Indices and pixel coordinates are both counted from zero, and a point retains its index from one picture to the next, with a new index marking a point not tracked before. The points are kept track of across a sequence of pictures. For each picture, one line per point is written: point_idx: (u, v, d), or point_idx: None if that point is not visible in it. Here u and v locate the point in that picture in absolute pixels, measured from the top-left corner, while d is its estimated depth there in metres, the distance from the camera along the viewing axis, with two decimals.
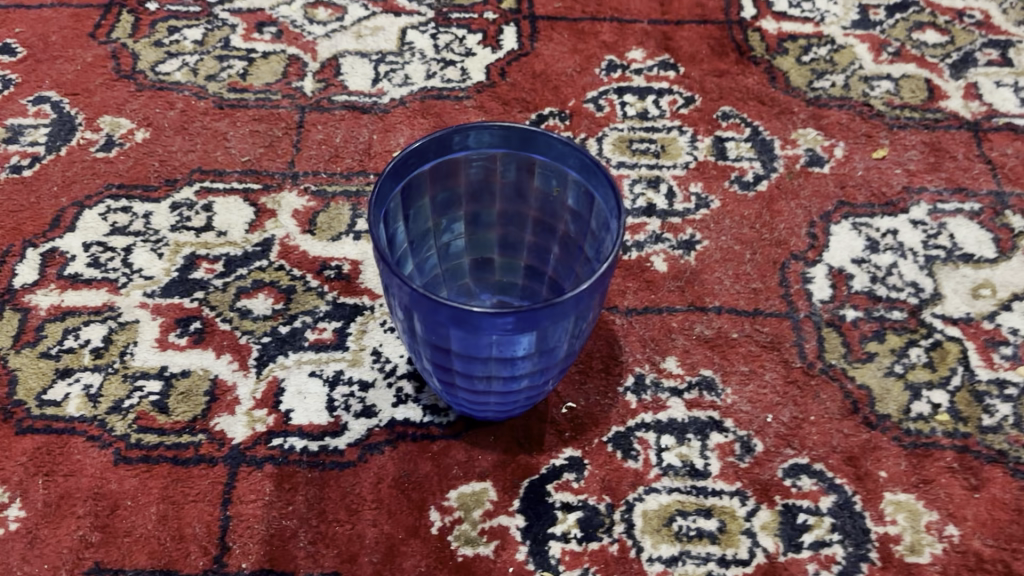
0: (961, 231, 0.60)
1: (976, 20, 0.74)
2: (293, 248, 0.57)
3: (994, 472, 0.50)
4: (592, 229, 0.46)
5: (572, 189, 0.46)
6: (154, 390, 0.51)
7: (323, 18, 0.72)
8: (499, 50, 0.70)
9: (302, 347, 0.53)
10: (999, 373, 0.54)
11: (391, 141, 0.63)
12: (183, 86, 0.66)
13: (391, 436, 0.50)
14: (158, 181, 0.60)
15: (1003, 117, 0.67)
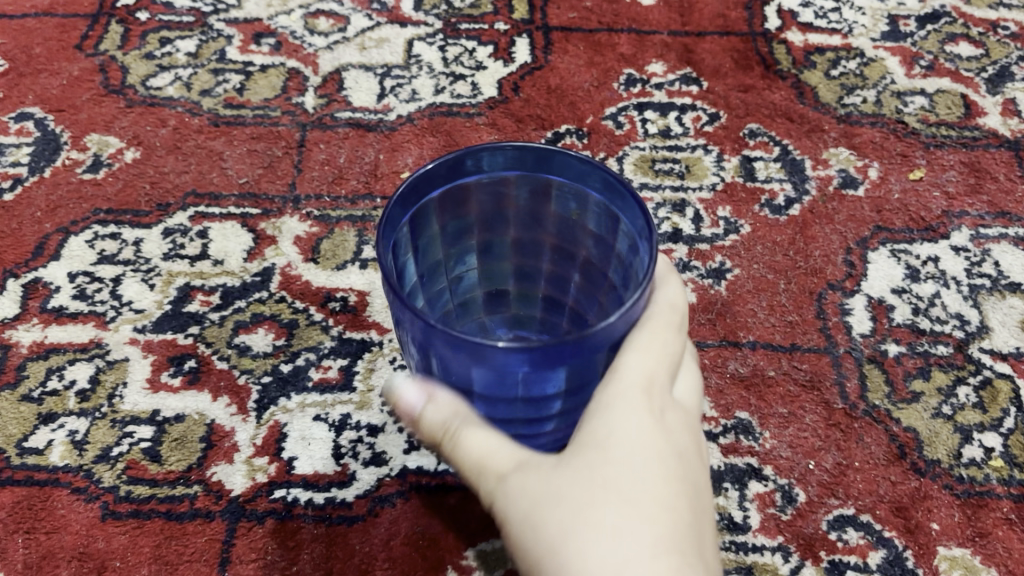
0: (1006, 259, 0.57)
1: (1011, 32, 0.70)
2: (295, 278, 0.53)
3: None
4: (619, 253, 0.37)
5: (598, 213, 0.37)
6: (145, 436, 0.47)
7: (325, 29, 0.68)
8: (511, 64, 0.66)
9: (305, 388, 0.49)
10: None
11: (398, 161, 0.59)
12: (176, 102, 0.62)
13: (403, 487, 0.46)
14: (149, 206, 0.56)
15: None
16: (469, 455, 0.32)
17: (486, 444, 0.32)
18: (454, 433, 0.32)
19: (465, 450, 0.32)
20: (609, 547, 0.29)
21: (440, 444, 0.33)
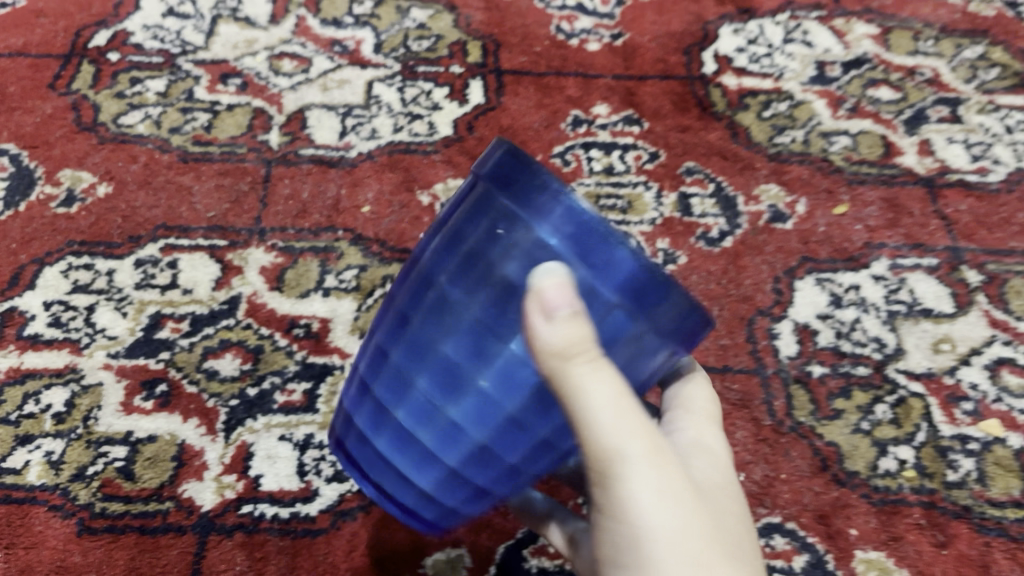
0: (920, 286, 0.62)
1: (927, 78, 0.76)
2: (261, 306, 0.57)
3: (961, 527, 0.51)
4: None
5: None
6: (119, 456, 0.50)
7: (289, 70, 0.71)
8: (466, 104, 0.70)
9: (271, 410, 0.52)
10: (961, 428, 0.55)
11: (359, 196, 0.63)
12: (147, 139, 0.65)
13: (363, 502, 0.49)
14: (121, 238, 0.59)
15: (956, 174, 0.69)
16: (590, 397, 0.28)
17: (633, 419, 0.29)
18: (583, 366, 0.27)
19: (615, 417, 0.28)
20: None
21: (556, 365, 0.27)
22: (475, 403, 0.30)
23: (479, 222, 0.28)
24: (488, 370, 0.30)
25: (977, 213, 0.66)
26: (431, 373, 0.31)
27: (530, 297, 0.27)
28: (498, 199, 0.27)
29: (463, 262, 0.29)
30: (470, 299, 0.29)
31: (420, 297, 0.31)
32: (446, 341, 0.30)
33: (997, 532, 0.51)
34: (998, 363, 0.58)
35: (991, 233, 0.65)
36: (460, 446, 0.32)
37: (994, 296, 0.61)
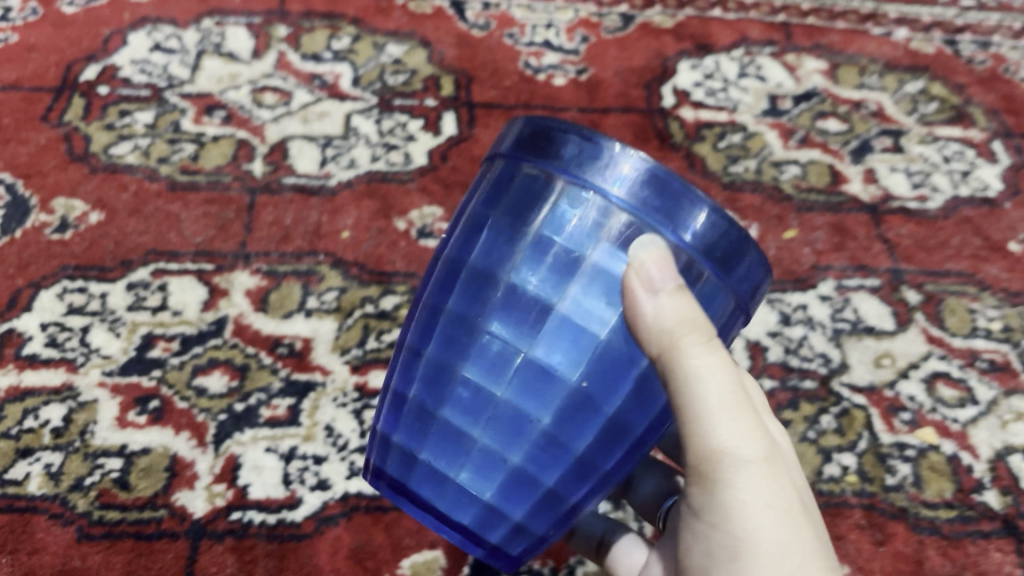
0: (864, 306, 0.66)
1: (872, 111, 0.81)
2: (246, 327, 0.60)
3: (897, 527, 0.55)
4: None
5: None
6: (115, 467, 0.53)
7: (271, 103, 0.75)
8: (439, 136, 0.74)
9: (257, 423, 0.56)
10: (899, 436, 0.60)
11: (339, 223, 0.66)
12: (136, 169, 0.68)
13: (345, 509, 0.53)
14: (113, 262, 0.62)
15: (898, 201, 0.74)
16: (701, 383, 0.32)
17: (742, 425, 0.34)
18: (694, 345, 0.31)
19: (726, 419, 0.33)
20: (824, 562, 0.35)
21: (667, 342, 0.31)
22: (572, 400, 0.32)
23: (553, 215, 0.31)
24: (584, 364, 0.31)
25: (917, 237, 0.71)
26: (518, 377, 0.32)
27: (630, 272, 0.30)
28: (569, 184, 0.30)
29: (536, 258, 0.31)
30: (556, 295, 0.31)
31: (489, 303, 0.32)
32: (532, 343, 0.31)
33: (930, 530, 0.56)
34: (934, 376, 0.63)
35: (929, 255, 0.70)
36: (557, 454, 0.33)
37: (931, 314, 0.66)
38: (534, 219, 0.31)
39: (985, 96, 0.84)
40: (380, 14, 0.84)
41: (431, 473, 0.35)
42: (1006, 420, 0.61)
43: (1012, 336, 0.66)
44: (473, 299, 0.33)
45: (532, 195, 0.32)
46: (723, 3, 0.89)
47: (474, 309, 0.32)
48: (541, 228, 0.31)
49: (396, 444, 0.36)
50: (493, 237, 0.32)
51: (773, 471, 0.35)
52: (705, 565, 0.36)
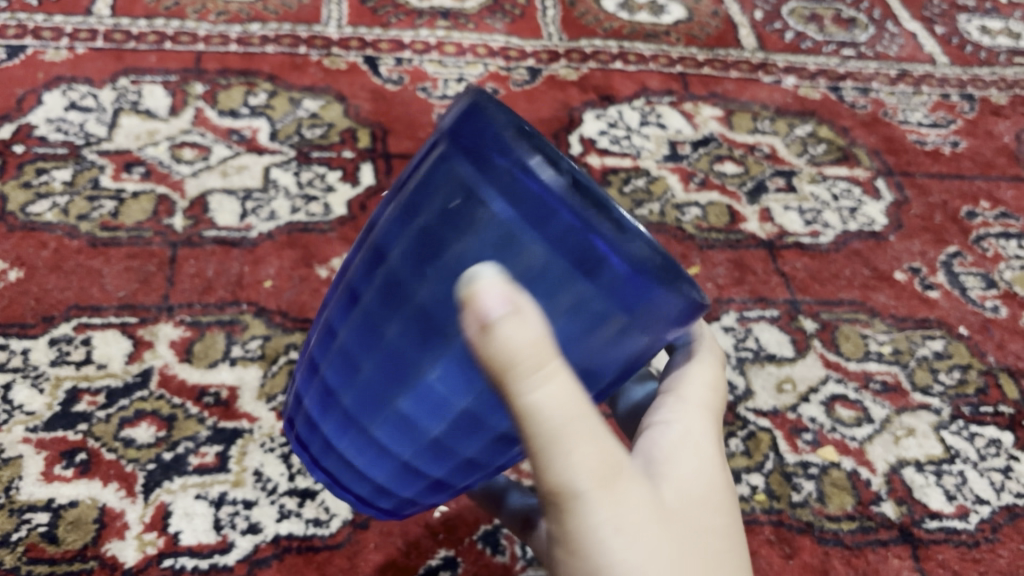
0: (765, 335, 0.70)
1: (765, 153, 0.86)
2: (172, 377, 0.61)
3: (804, 540, 0.59)
4: None
5: None
6: (43, 521, 0.54)
7: (189, 158, 0.76)
8: (357, 186, 0.76)
9: (186, 471, 0.57)
10: (803, 455, 0.63)
11: (260, 273, 0.68)
12: (55, 226, 0.69)
13: (277, 550, 0.54)
14: (34, 318, 0.63)
15: (792, 236, 0.78)
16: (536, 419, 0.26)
17: (589, 466, 0.28)
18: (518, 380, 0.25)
19: (569, 460, 0.27)
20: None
21: (499, 377, 0.25)
22: (427, 392, 0.28)
23: (428, 191, 0.25)
24: (437, 359, 0.27)
25: (811, 270, 0.76)
26: (379, 360, 0.29)
27: (461, 307, 0.24)
28: (454, 169, 0.24)
29: (416, 235, 0.26)
30: (421, 286, 0.26)
31: (365, 276, 0.28)
32: (388, 324, 0.27)
33: (834, 542, 0.59)
34: (832, 398, 0.67)
35: (823, 286, 0.75)
36: (414, 436, 0.29)
37: (827, 340, 0.71)
38: (425, 196, 0.26)
39: (867, 138, 0.90)
40: (295, 70, 0.86)
41: (313, 417, 0.33)
42: (898, 436, 0.66)
43: (901, 358, 0.71)
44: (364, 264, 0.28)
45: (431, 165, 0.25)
46: (624, 56, 0.95)
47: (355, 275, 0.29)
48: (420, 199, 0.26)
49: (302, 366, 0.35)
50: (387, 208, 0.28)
51: (612, 493, 0.29)
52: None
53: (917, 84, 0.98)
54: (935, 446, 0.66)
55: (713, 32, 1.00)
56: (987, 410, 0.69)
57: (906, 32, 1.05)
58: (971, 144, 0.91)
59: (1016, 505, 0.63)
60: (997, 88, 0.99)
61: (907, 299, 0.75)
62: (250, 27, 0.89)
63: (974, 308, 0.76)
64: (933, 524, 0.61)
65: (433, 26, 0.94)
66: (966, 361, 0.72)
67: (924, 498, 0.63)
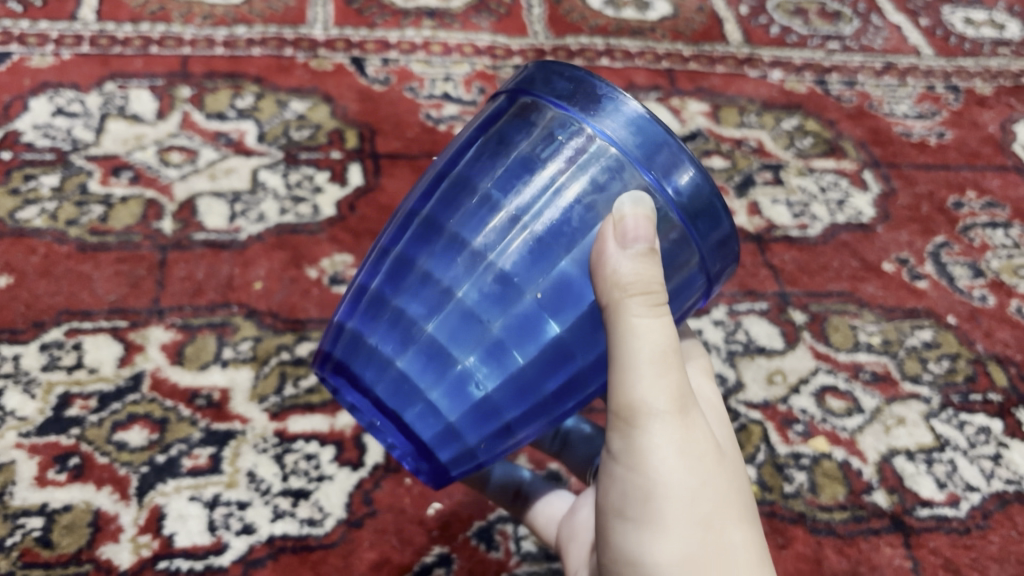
0: (754, 327, 0.70)
1: (752, 147, 0.87)
2: (163, 380, 0.61)
3: (797, 530, 0.59)
4: None
5: None
6: (37, 526, 0.54)
7: (177, 162, 0.76)
8: (346, 187, 0.76)
9: (179, 473, 0.57)
10: (794, 447, 0.63)
11: (250, 275, 0.68)
12: (44, 232, 0.69)
13: (272, 550, 0.54)
14: (24, 324, 0.63)
15: (780, 229, 0.79)
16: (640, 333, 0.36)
17: (661, 384, 0.38)
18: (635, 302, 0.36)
19: (651, 375, 0.37)
20: (721, 507, 0.39)
21: (617, 294, 0.36)
22: (529, 313, 0.36)
23: (531, 139, 0.37)
24: (543, 277, 0.36)
25: (800, 262, 0.76)
26: (479, 282, 0.36)
27: (613, 222, 0.35)
28: (550, 113, 0.36)
29: (515, 170, 0.37)
30: (532, 210, 0.36)
31: (457, 217, 0.37)
32: (492, 250, 0.36)
33: (826, 531, 0.60)
34: (823, 389, 0.67)
35: (811, 278, 0.75)
36: (503, 358, 0.36)
37: (816, 331, 0.71)
38: (523, 139, 0.37)
39: (854, 131, 0.90)
40: (282, 72, 0.86)
41: (377, 357, 0.37)
42: (889, 426, 0.66)
43: (891, 348, 0.71)
44: (448, 205, 0.38)
45: (518, 117, 0.38)
46: (610, 53, 0.95)
47: (440, 216, 0.38)
48: (519, 145, 0.37)
49: (342, 325, 0.40)
50: (468, 162, 0.38)
51: (681, 421, 0.38)
52: (620, 504, 0.40)
53: (902, 76, 0.98)
54: (925, 435, 0.66)
55: (699, 27, 1.00)
56: (976, 398, 0.69)
57: (890, 25, 1.06)
58: (956, 135, 0.92)
59: (1006, 492, 0.64)
60: (981, 79, 1.00)
61: (896, 289, 0.76)
62: (236, 30, 0.89)
63: (962, 298, 0.76)
64: (924, 512, 0.62)
65: (419, 26, 0.94)
66: (955, 350, 0.72)
67: (916, 487, 0.63)
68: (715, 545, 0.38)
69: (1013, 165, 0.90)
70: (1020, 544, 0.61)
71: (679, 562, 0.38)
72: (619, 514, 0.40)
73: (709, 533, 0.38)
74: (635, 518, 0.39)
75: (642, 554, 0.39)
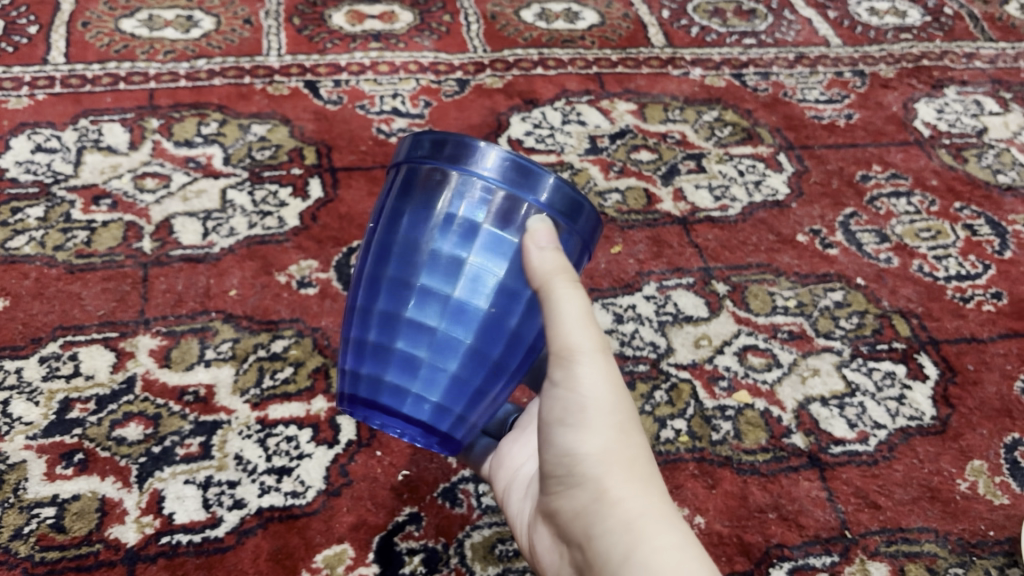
0: (682, 299, 0.78)
1: (676, 139, 0.95)
2: (154, 381, 0.68)
3: (724, 472, 0.67)
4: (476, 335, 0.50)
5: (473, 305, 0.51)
6: (50, 514, 0.61)
7: (152, 187, 0.83)
8: (308, 199, 0.83)
9: (174, 461, 0.64)
10: (720, 400, 0.72)
11: (225, 283, 0.75)
12: (34, 258, 0.76)
13: (261, 520, 0.61)
14: (24, 340, 0.70)
15: (704, 212, 0.87)
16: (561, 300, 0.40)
17: (589, 328, 0.41)
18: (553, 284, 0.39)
19: (577, 326, 0.41)
20: (635, 424, 0.43)
21: (542, 283, 0.39)
22: (462, 305, 0.39)
23: (423, 182, 0.40)
24: (462, 277, 0.39)
25: (721, 240, 0.85)
26: (418, 299, 0.40)
27: (524, 237, 0.39)
28: (429, 162, 0.40)
29: (418, 214, 0.40)
30: (436, 237, 0.39)
31: (391, 258, 0.41)
32: (425, 274, 0.40)
33: (751, 471, 0.67)
34: (744, 349, 0.76)
35: (732, 253, 0.83)
36: (452, 345, 0.40)
37: (737, 299, 0.79)
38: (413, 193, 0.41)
39: (769, 118, 0.99)
40: (242, 99, 0.93)
41: (369, 382, 0.41)
42: (805, 376, 0.74)
43: (805, 309, 0.80)
44: (381, 259, 0.42)
45: (407, 177, 0.41)
46: (544, 62, 1.03)
47: (377, 265, 0.42)
48: (417, 189, 0.41)
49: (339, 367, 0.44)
50: (385, 214, 0.42)
51: (605, 357, 0.42)
52: (558, 419, 0.43)
53: (813, 65, 1.07)
54: (837, 382, 0.74)
55: (625, 33, 1.10)
56: (883, 347, 0.77)
57: (801, 20, 1.16)
58: (863, 116, 1.01)
59: (909, 426, 0.72)
60: (885, 63, 1.09)
61: (809, 257, 0.84)
62: (197, 63, 0.97)
63: (869, 261, 0.85)
64: (837, 449, 0.70)
65: (366, 48, 1.02)
66: (864, 307, 0.81)
67: (829, 428, 0.71)
68: (628, 448, 0.42)
69: (915, 140, 0.99)
70: (922, 469, 0.69)
71: (602, 455, 0.41)
72: (557, 423, 0.43)
73: (627, 439, 0.42)
74: (570, 423, 0.42)
75: (573, 452, 0.42)
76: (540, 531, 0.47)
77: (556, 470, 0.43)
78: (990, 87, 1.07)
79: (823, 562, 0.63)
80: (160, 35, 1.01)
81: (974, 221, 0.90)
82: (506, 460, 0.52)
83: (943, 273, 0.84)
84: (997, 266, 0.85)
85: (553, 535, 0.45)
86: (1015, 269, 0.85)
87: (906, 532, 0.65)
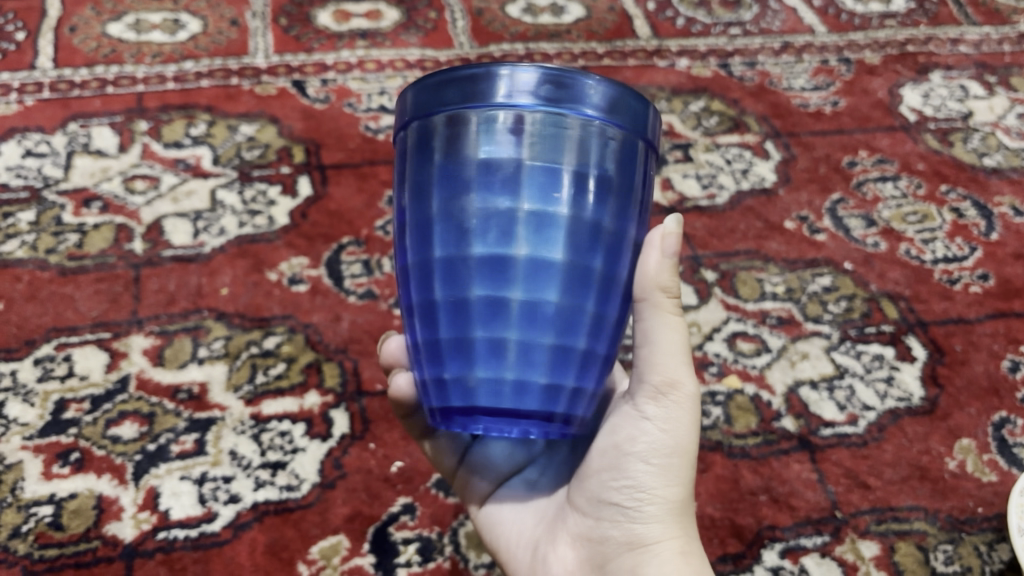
0: None
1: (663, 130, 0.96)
2: (148, 379, 0.69)
3: (715, 456, 0.68)
4: None
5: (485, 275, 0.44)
6: (47, 512, 0.61)
7: (142, 189, 0.83)
8: (297, 198, 0.84)
9: (169, 458, 0.64)
10: (710, 386, 0.72)
11: (217, 282, 0.76)
12: (26, 262, 0.76)
13: (256, 513, 0.62)
14: (18, 343, 0.70)
15: (691, 201, 0.88)
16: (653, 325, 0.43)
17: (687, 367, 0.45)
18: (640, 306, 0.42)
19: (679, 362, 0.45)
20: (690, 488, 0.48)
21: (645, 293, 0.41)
22: (575, 268, 0.35)
23: (582, 147, 0.34)
24: (569, 237, 0.35)
25: (709, 228, 0.85)
26: (525, 275, 0.35)
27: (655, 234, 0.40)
28: (597, 122, 0.34)
29: (490, 173, 0.34)
30: (526, 197, 0.34)
31: (558, 243, 0.35)
32: (594, 254, 0.36)
33: (741, 455, 0.68)
34: (733, 335, 0.76)
35: (720, 240, 0.84)
36: (572, 313, 0.36)
37: (726, 287, 0.80)
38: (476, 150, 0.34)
39: (756, 107, 1.00)
40: (230, 100, 0.94)
41: (549, 395, 0.37)
42: (794, 360, 0.75)
43: (794, 295, 0.80)
44: (452, 237, 0.35)
45: (456, 136, 0.34)
46: (530, 56, 1.04)
47: (539, 251, 0.35)
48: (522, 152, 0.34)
49: (479, 390, 0.36)
50: (435, 184, 0.35)
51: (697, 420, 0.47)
52: (648, 452, 0.46)
53: (799, 53, 1.08)
54: (827, 366, 0.75)
55: (610, 26, 1.10)
56: (871, 330, 0.78)
57: (786, 8, 1.16)
58: (848, 103, 1.01)
59: (898, 407, 0.72)
60: (870, 50, 1.10)
61: (797, 243, 0.85)
62: (183, 65, 0.98)
63: (857, 245, 0.85)
64: (827, 431, 0.70)
65: (353, 46, 1.02)
66: (852, 291, 0.81)
67: (819, 411, 0.71)
68: (685, 510, 0.47)
69: (901, 125, 0.99)
70: (911, 450, 0.69)
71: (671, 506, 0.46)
72: (642, 457, 0.46)
73: (687, 500, 0.47)
74: (658, 464, 0.46)
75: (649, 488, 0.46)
76: (550, 546, 0.49)
77: (622, 501, 0.46)
78: (975, 71, 1.08)
79: (813, 542, 0.64)
80: (147, 38, 1.01)
81: (961, 204, 0.90)
82: (477, 458, 0.53)
83: (930, 256, 0.85)
84: (984, 248, 0.86)
85: (574, 556, 0.48)
86: (1001, 251, 0.86)
87: (895, 511, 0.66)
